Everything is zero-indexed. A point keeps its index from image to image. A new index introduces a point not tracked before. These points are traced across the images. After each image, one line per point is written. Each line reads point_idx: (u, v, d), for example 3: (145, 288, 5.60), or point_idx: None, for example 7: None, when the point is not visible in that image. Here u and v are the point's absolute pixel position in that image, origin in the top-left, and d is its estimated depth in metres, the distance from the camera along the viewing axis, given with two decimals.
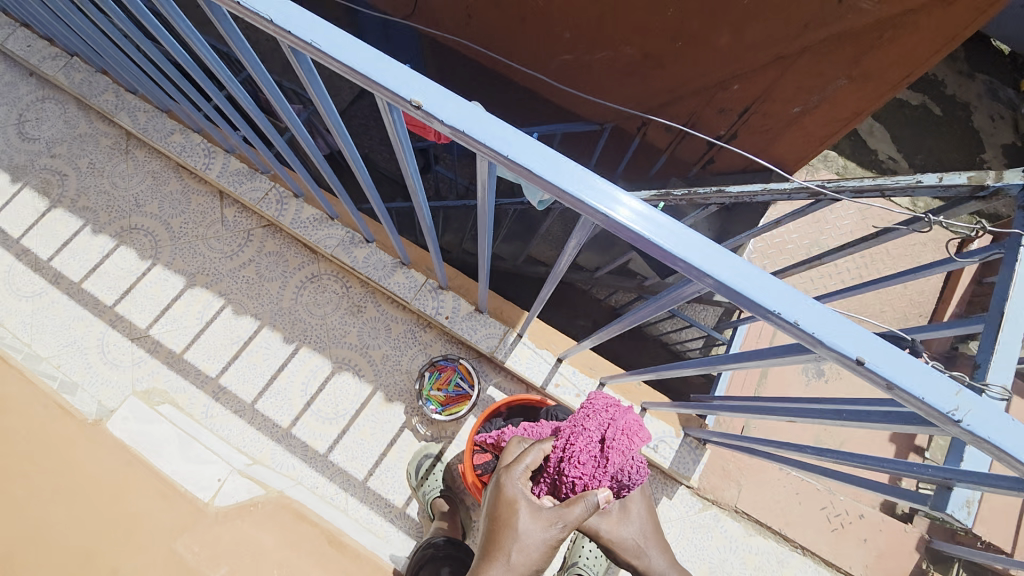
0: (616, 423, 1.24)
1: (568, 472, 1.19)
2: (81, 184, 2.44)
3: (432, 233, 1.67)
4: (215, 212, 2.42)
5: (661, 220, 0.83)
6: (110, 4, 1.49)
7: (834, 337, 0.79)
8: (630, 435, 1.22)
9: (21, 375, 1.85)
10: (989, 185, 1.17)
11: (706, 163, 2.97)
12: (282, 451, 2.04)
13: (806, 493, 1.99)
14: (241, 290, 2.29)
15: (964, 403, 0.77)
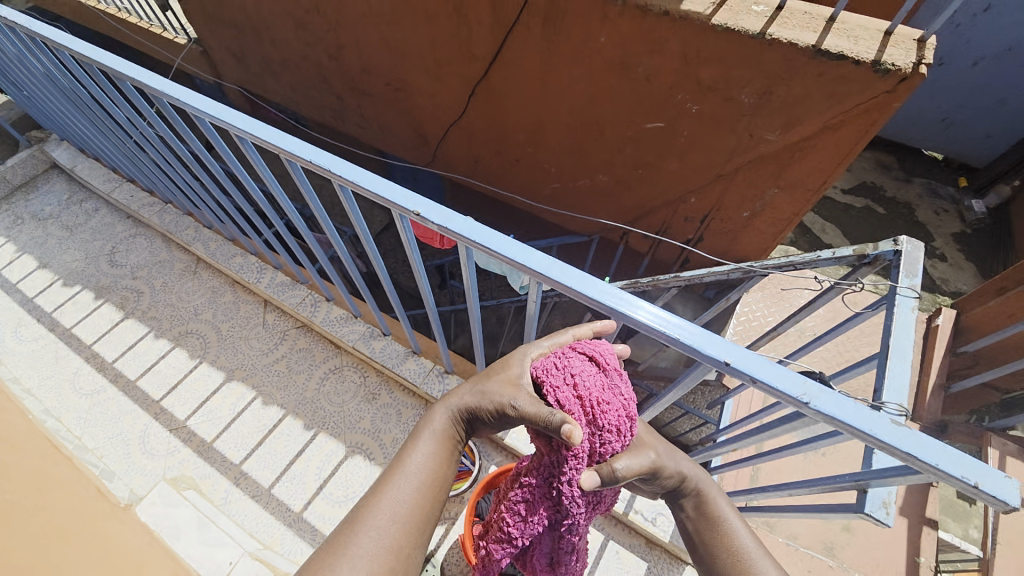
0: (585, 352, 1.19)
1: (608, 415, 1.09)
2: (151, 299, 2.93)
3: (437, 322, 2.01)
4: (258, 317, 2.83)
5: (565, 267, 1.11)
6: (213, 165, 2.07)
7: (703, 344, 0.98)
8: (599, 349, 1.21)
9: (70, 460, 2.07)
10: (869, 253, 1.47)
11: (684, 263, 3.24)
12: (292, 535, 2.15)
13: (819, 571, 1.97)
14: (271, 382, 2.59)
15: (812, 391, 0.91)
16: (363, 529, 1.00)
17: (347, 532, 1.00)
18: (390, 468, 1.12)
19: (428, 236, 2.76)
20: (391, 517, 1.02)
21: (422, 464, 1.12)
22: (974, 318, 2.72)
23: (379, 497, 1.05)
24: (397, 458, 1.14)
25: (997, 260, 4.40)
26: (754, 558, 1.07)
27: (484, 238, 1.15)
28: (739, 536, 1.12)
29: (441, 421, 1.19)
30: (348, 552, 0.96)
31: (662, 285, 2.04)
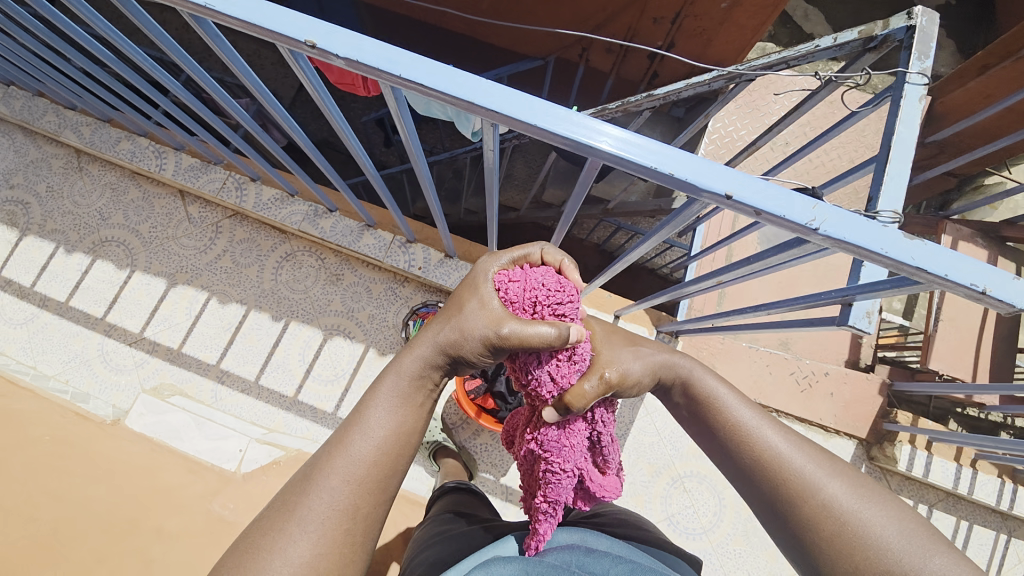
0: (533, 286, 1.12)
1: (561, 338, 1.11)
2: (44, 209, 2.47)
3: (384, 191, 1.75)
4: (180, 212, 2.46)
5: (527, 98, 0.85)
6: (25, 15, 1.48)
7: (699, 176, 0.81)
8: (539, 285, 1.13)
9: (32, 392, 1.95)
10: (876, 36, 1.25)
11: (653, 79, 2.88)
12: (293, 416, 2.23)
13: (775, 364, 2.23)
14: (221, 280, 2.38)
15: (823, 215, 0.80)
16: (319, 487, 0.98)
17: (301, 492, 0.98)
18: (348, 423, 1.07)
19: (348, 81, 2.26)
20: (343, 477, 0.99)
21: (382, 426, 1.05)
22: (949, 104, 2.60)
23: (334, 457, 1.01)
24: (354, 414, 1.07)
25: (977, 34, 4.11)
26: (755, 428, 1.16)
27: (414, 72, 0.85)
28: (736, 412, 1.19)
29: (405, 376, 1.10)
30: (297, 517, 0.95)
31: (633, 109, 1.77)
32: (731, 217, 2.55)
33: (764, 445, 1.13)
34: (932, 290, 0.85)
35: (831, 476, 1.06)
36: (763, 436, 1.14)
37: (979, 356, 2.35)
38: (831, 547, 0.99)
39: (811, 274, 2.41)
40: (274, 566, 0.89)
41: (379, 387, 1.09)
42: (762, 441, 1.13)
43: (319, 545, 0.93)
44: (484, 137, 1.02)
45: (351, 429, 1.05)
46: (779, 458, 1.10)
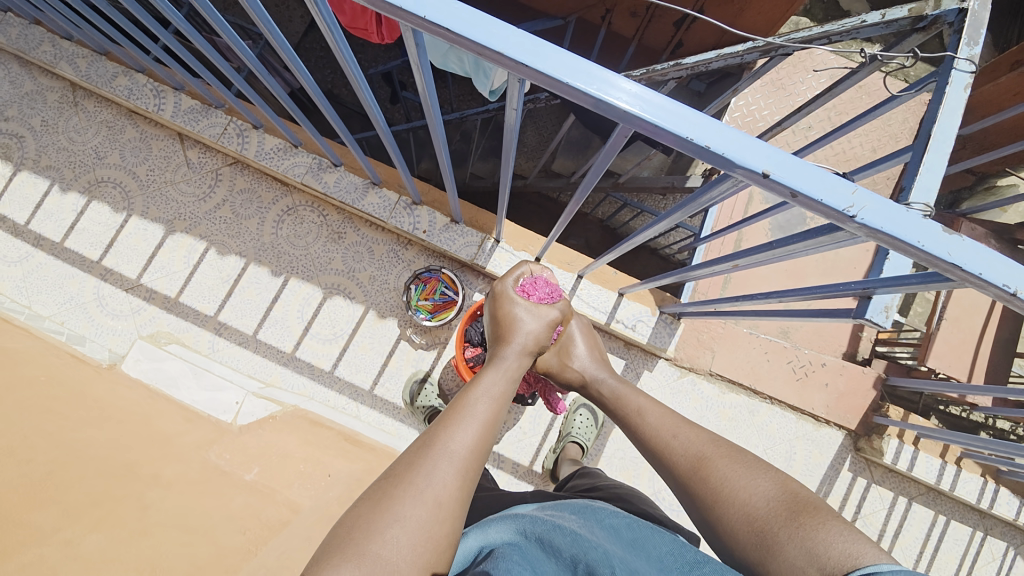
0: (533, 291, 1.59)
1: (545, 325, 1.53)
2: (37, 143, 2.38)
3: (394, 148, 1.68)
4: (179, 156, 2.38)
5: (559, 53, 0.79)
6: None
7: (738, 152, 0.77)
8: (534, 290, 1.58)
9: (27, 332, 1.93)
10: (926, 15, 1.17)
11: (676, 48, 2.74)
12: (291, 372, 2.24)
13: (774, 352, 2.23)
14: (221, 231, 2.33)
15: (861, 202, 0.76)
16: (440, 452, 0.98)
17: (422, 454, 0.98)
18: (454, 403, 1.11)
19: (360, 25, 2.15)
20: (464, 445, 1.00)
21: (491, 406, 1.11)
22: (979, 97, 2.52)
23: (452, 425, 1.04)
24: (458, 398, 1.13)
25: (1018, 24, 3.94)
26: (652, 426, 1.24)
27: (437, 15, 0.79)
28: (638, 415, 1.29)
29: (501, 370, 1.24)
30: (422, 470, 0.94)
31: (658, 77, 1.68)
32: (744, 202, 2.50)
33: (660, 437, 1.20)
34: (960, 288, 0.83)
35: (725, 456, 1.09)
36: (659, 433, 1.22)
37: (976, 357, 2.36)
38: (714, 515, 1.02)
39: (819, 264, 2.38)
40: (405, 516, 0.87)
41: (480, 379, 1.19)
42: (658, 435, 1.21)
43: (443, 508, 0.91)
44: (509, 91, 0.96)
45: (460, 407, 1.09)
46: (673, 448, 1.16)
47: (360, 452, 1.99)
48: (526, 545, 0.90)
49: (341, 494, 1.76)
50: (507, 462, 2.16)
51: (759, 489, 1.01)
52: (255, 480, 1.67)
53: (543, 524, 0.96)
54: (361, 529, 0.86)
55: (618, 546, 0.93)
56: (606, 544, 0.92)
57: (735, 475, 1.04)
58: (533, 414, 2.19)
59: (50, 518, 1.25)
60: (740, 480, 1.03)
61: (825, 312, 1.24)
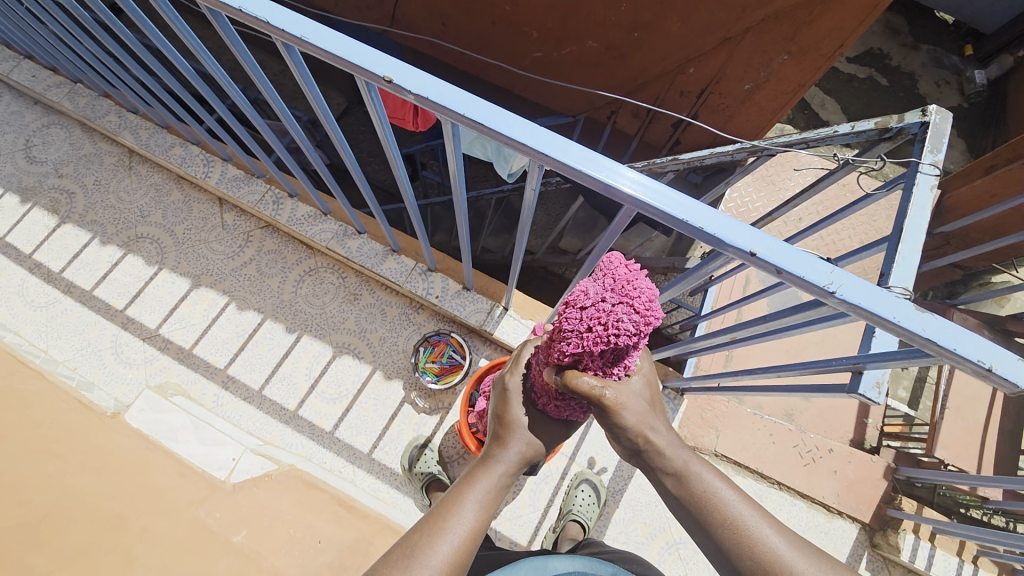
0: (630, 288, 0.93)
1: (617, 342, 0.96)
2: (87, 200, 2.59)
3: (417, 220, 1.83)
4: (215, 217, 2.57)
5: (574, 146, 0.94)
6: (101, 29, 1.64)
7: (728, 233, 0.88)
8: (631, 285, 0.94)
9: (40, 375, 1.97)
10: (893, 127, 1.32)
11: (675, 146, 3.04)
12: (290, 431, 2.22)
13: (779, 434, 2.21)
14: (243, 287, 2.45)
15: (839, 279, 0.85)
16: (418, 566, 0.91)
17: (399, 566, 0.92)
18: (439, 505, 1.02)
19: (399, 115, 2.47)
20: (443, 560, 0.94)
21: (478, 514, 1.02)
22: (956, 199, 2.73)
23: (434, 536, 0.96)
24: (446, 498, 1.04)
25: (987, 137, 4.35)
26: (753, 526, 0.95)
27: (472, 111, 0.95)
28: (732, 507, 0.97)
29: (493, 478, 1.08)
30: None
31: (658, 168, 1.86)
32: (742, 283, 2.62)
33: (765, 545, 0.93)
34: (940, 364, 0.89)
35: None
36: (764, 537, 0.94)
37: (985, 450, 2.33)
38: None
39: (819, 346, 2.43)
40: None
41: (474, 479, 1.07)
42: (762, 541, 0.94)
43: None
44: (528, 175, 1.11)
45: (445, 514, 1.00)
46: (783, 562, 0.92)
47: (352, 519, 1.91)
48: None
49: (330, 562, 1.67)
50: (505, 538, 2.05)
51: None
52: (242, 542, 1.61)
53: None
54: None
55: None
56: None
57: None
58: (534, 488, 2.13)
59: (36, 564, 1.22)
60: None
61: (825, 387, 1.28)
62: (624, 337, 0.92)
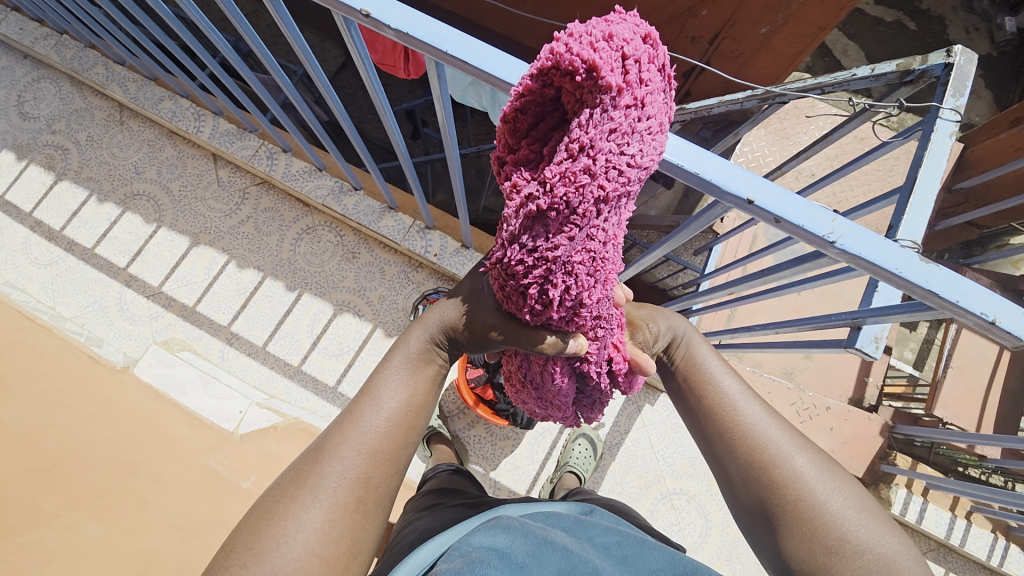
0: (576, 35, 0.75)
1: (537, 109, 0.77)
2: (81, 157, 2.55)
3: (412, 177, 1.78)
4: (211, 174, 2.53)
5: None
6: None
7: (725, 180, 0.83)
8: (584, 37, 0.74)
9: (49, 331, 2.01)
10: (914, 70, 1.22)
11: (684, 97, 2.89)
12: (295, 386, 2.28)
13: (777, 392, 2.22)
14: (242, 245, 2.44)
15: (841, 229, 0.81)
16: (330, 461, 0.93)
17: (312, 466, 0.94)
18: (359, 397, 1.02)
19: (390, 62, 2.36)
20: (357, 449, 0.95)
21: (394, 400, 1.01)
22: (979, 153, 2.59)
23: (346, 428, 0.97)
24: (363, 391, 1.03)
25: (1017, 86, 4.09)
26: (731, 397, 1.05)
27: (457, 49, 0.89)
28: (713, 381, 1.08)
29: (411, 357, 1.05)
30: (297, 506, 0.88)
31: (663, 119, 1.76)
32: (748, 242, 2.56)
33: (739, 415, 1.02)
34: (942, 318, 0.85)
35: (797, 449, 0.98)
36: (739, 406, 1.03)
37: (985, 409, 2.33)
38: (787, 518, 0.92)
39: (823, 306, 2.39)
40: (292, 539, 0.85)
41: (388, 368, 1.04)
42: (737, 410, 1.03)
43: (333, 524, 0.88)
44: None
45: (359, 408, 1.00)
46: (755, 429, 1.00)
47: None
48: (512, 552, 0.86)
49: None
50: (503, 487, 2.13)
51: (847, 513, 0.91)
52: (251, 487, 1.70)
53: (534, 537, 0.91)
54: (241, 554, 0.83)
55: (607, 565, 0.90)
56: (596, 563, 0.89)
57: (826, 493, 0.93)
58: (532, 441, 2.19)
59: (53, 504, 1.29)
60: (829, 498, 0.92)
61: (821, 343, 1.27)
62: (529, 82, 0.75)
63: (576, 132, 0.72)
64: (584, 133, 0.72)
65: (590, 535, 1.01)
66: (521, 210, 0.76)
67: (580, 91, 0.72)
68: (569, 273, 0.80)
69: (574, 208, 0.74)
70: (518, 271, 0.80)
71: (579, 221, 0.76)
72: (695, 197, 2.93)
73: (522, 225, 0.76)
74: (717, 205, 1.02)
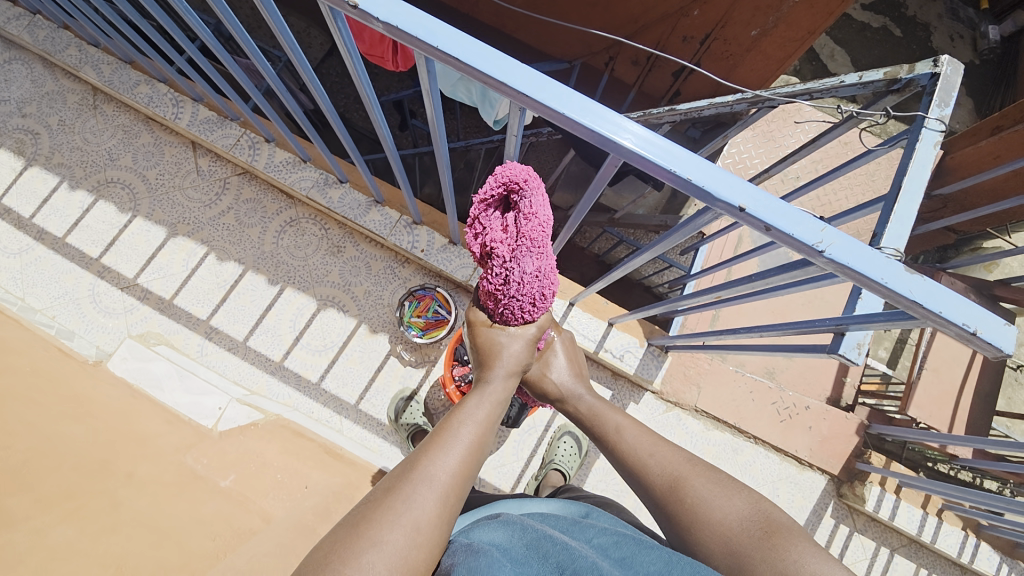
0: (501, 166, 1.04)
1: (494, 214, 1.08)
2: (52, 141, 2.45)
3: (399, 171, 1.74)
4: (190, 163, 2.45)
5: (557, 86, 0.86)
6: None
7: (716, 186, 0.83)
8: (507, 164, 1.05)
9: (17, 323, 1.93)
10: (901, 78, 1.23)
11: (674, 97, 2.89)
12: (277, 382, 2.23)
13: (759, 391, 2.26)
14: (222, 237, 2.37)
15: (829, 238, 0.82)
16: (420, 478, 0.92)
17: (401, 481, 0.92)
18: (437, 428, 1.03)
19: (378, 53, 2.32)
20: (446, 469, 0.95)
21: (476, 427, 1.05)
22: (959, 159, 2.66)
23: (433, 452, 0.97)
24: (442, 423, 1.05)
25: (997, 94, 4.20)
26: (631, 444, 1.14)
27: (449, 45, 0.86)
28: (615, 431, 1.18)
29: (490, 395, 1.13)
30: (385, 520, 0.85)
31: (653, 119, 1.75)
32: (733, 243, 2.59)
33: (623, 445, 1.15)
34: (923, 327, 0.87)
35: (693, 473, 1.05)
36: (630, 446, 1.14)
37: (956, 409, 2.41)
38: (691, 535, 0.98)
39: (805, 307, 2.44)
40: (383, 543, 0.81)
41: (466, 404, 1.10)
42: (637, 454, 1.12)
43: (424, 533, 0.85)
44: (510, 120, 1.04)
45: (442, 434, 1.01)
46: (636, 454, 1.12)
47: (338, 468, 1.97)
48: (511, 548, 0.87)
49: (316, 505, 1.76)
50: (488, 482, 2.13)
51: (733, 508, 0.98)
52: (229, 486, 1.66)
53: (535, 529, 0.92)
54: (332, 561, 0.78)
55: (607, 562, 0.90)
56: (596, 558, 0.88)
57: (712, 493, 1.01)
58: (517, 439, 2.18)
59: (21, 504, 1.24)
60: (716, 496, 1.00)
61: (804, 347, 1.28)
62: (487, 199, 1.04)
63: (526, 211, 1.03)
64: (533, 209, 1.02)
65: (588, 537, 1.00)
66: (512, 261, 1.06)
67: (519, 189, 1.02)
68: (549, 285, 1.14)
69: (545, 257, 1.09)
70: (519, 298, 1.11)
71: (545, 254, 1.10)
72: (683, 197, 2.95)
73: (517, 274, 1.07)
74: (708, 211, 1.01)
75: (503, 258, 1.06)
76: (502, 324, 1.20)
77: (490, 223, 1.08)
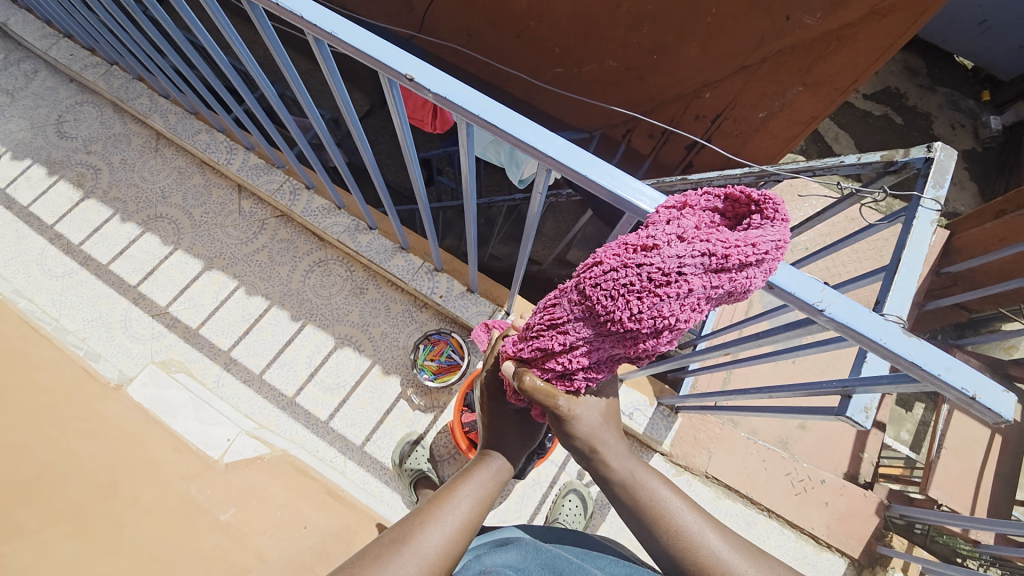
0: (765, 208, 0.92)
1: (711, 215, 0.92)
2: (111, 177, 2.68)
3: (427, 220, 1.86)
4: (233, 204, 2.64)
5: (580, 153, 0.98)
6: (144, 19, 1.74)
7: None
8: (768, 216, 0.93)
9: (50, 341, 2.02)
10: (897, 161, 1.34)
11: (686, 169, 3.07)
12: (286, 417, 2.25)
13: (772, 461, 2.20)
14: (253, 272, 2.51)
15: (829, 298, 0.88)
16: None
17: None
18: (372, 557, 0.92)
19: (418, 116, 2.57)
20: None
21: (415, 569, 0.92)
22: (966, 239, 2.73)
23: None
24: (381, 548, 0.94)
25: (1001, 180, 4.36)
26: (695, 532, 1.00)
27: (489, 114, 0.99)
28: (677, 515, 1.02)
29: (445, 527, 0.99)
30: None
31: (667, 186, 1.88)
32: (744, 307, 2.64)
33: (685, 530, 1.01)
34: (927, 390, 0.90)
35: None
36: (703, 537, 1.00)
37: (979, 494, 2.30)
38: None
39: (817, 376, 2.42)
40: None
41: (415, 530, 0.97)
42: (705, 545, 0.99)
43: None
44: (536, 180, 1.15)
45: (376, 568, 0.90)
46: (702, 543, 1.00)
47: (338, 510, 1.93)
48: (524, 568, 0.97)
49: (313, 546, 1.70)
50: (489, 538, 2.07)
51: None
52: (229, 520, 1.64)
53: (546, 552, 1.04)
54: None
55: None
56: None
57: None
58: (521, 493, 2.13)
59: (32, 518, 1.26)
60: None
61: (814, 410, 1.29)
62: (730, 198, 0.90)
63: (749, 235, 0.85)
64: (756, 238, 0.84)
65: (599, 564, 1.07)
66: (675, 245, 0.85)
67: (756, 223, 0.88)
68: (664, 315, 0.85)
69: (698, 287, 0.84)
70: (637, 281, 0.84)
71: (706, 291, 0.85)
72: None
73: (666, 253, 0.84)
74: None
75: (679, 232, 0.87)
76: (577, 301, 0.92)
77: (700, 215, 0.91)
